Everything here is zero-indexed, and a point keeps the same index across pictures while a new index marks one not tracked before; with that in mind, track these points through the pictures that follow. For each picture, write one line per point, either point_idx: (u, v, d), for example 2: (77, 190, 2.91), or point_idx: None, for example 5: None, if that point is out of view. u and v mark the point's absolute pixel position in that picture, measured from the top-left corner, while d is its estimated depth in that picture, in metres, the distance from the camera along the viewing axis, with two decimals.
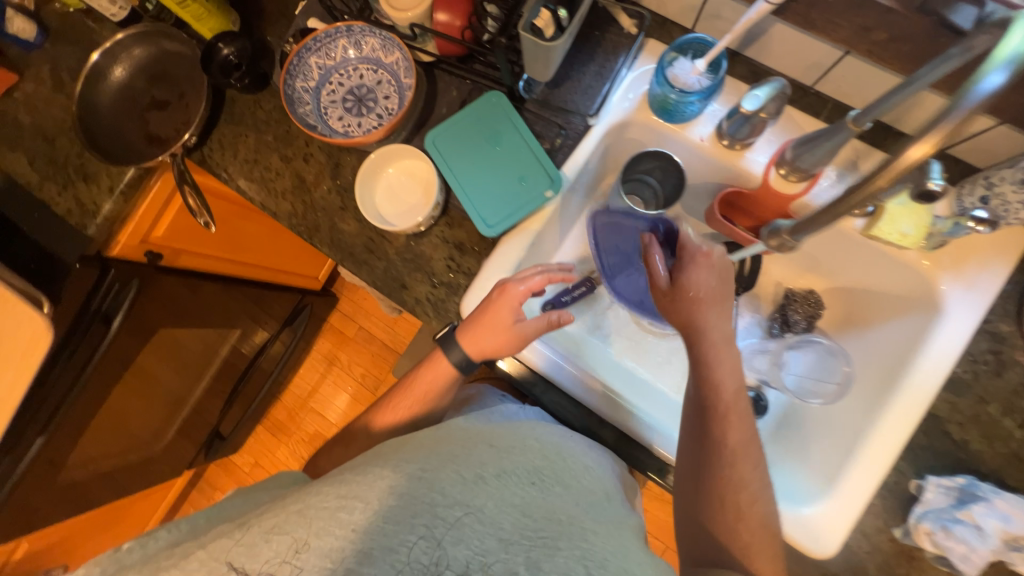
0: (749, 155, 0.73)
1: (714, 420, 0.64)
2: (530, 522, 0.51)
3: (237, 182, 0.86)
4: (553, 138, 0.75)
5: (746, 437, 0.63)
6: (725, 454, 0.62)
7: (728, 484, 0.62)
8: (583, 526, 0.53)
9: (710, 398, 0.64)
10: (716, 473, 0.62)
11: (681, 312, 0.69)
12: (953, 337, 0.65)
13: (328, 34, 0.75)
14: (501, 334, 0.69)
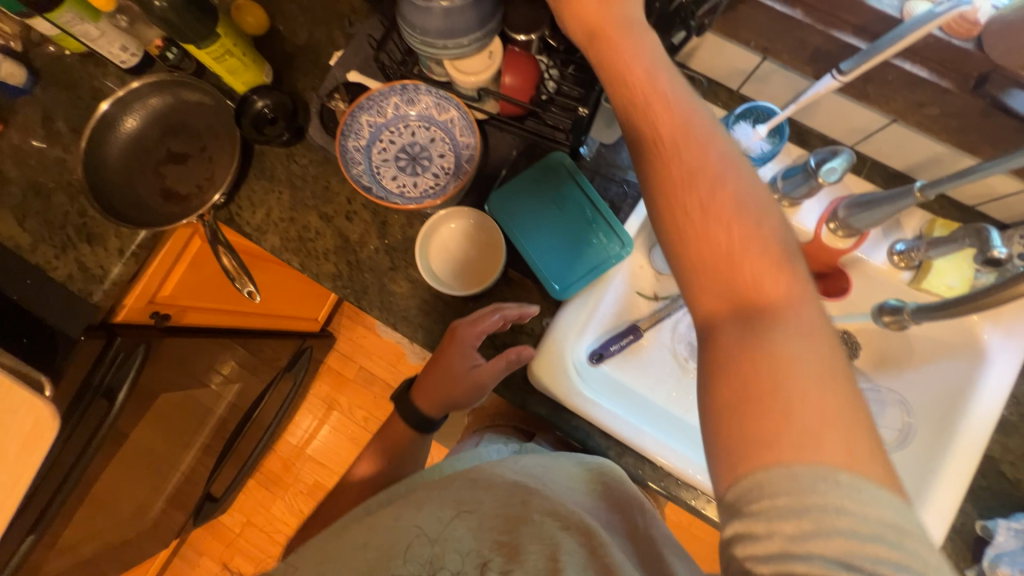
0: (799, 214, 0.76)
1: (654, 135, 0.44)
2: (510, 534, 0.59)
3: (272, 243, 0.80)
4: (617, 199, 0.76)
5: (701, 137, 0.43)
6: (686, 179, 0.42)
7: (701, 231, 0.41)
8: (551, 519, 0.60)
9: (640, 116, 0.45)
10: (682, 220, 0.42)
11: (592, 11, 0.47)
12: (1000, 383, 0.70)
13: (380, 92, 0.72)
14: (459, 378, 0.71)
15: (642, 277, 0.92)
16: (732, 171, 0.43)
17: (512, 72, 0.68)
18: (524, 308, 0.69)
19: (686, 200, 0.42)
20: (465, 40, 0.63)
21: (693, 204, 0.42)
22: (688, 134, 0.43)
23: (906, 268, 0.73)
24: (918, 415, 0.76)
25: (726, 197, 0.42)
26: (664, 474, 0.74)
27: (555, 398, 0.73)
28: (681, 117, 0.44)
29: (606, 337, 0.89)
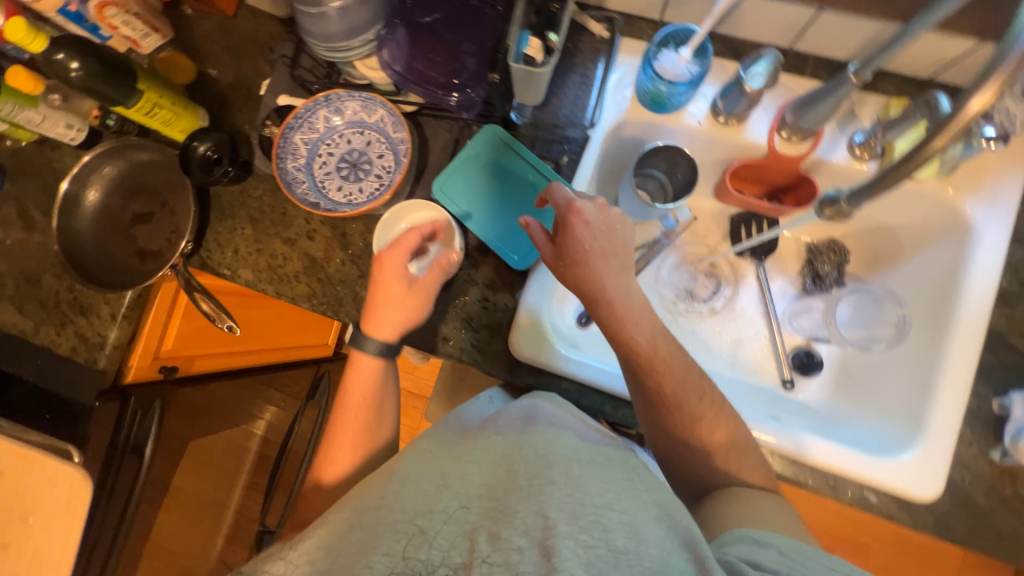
0: (749, 127, 0.73)
1: (643, 369, 0.64)
2: (491, 500, 0.51)
3: (246, 277, 0.83)
4: (558, 157, 0.76)
5: (681, 379, 0.63)
6: (665, 399, 0.64)
7: (688, 431, 0.64)
8: (546, 481, 0.50)
9: (636, 354, 0.63)
10: (666, 433, 0.66)
11: (587, 285, 0.62)
12: (990, 256, 0.67)
13: (307, 107, 0.73)
14: (395, 298, 0.68)
15: None
16: (700, 384, 0.64)
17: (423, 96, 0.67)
18: (435, 220, 0.71)
19: (669, 417, 0.65)
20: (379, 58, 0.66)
21: (673, 420, 0.64)
22: (667, 364, 0.63)
23: (870, 158, 0.70)
24: (914, 324, 0.74)
25: (704, 418, 0.64)
26: None
27: (539, 366, 0.75)
28: (659, 350, 0.63)
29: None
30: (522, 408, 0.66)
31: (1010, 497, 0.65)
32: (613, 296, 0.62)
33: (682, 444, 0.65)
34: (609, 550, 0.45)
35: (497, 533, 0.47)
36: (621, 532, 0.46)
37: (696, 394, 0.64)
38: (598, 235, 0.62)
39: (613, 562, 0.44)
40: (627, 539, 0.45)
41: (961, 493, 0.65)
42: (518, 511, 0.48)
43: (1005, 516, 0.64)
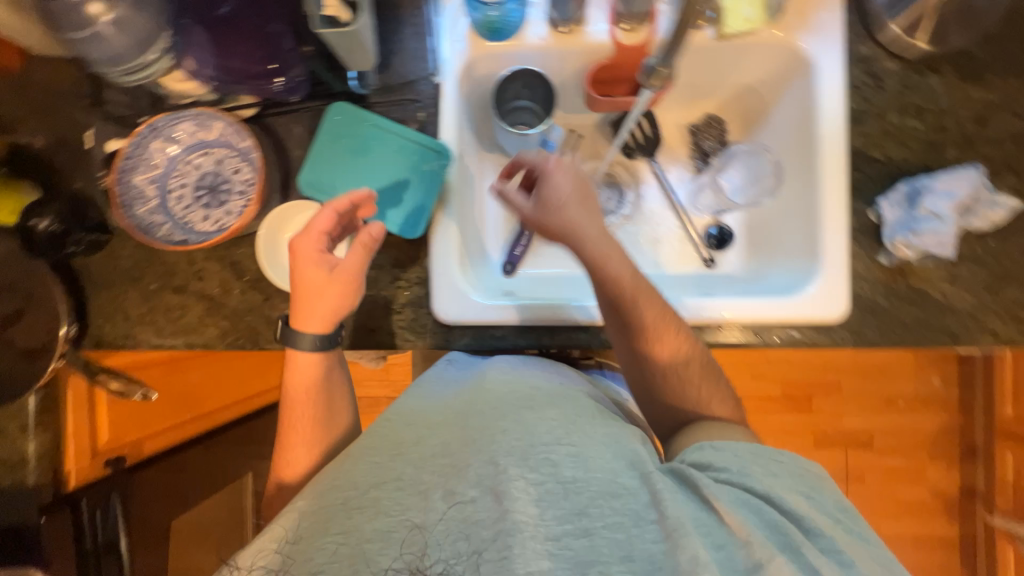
0: (589, 30, 0.74)
1: (621, 306, 0.67)
2: (445, 461, 0.55)
3: (149, 340, 0.78)
4: (416, 116, 0.74)
5: (659, 312, 0.66)
6: (637, 329, 0.67)
7: (656, 362, 0.68)
8: (499, 429, 0.57)
9: (619, 289, 0.66)
10: (637, 361, 0.69)
11: (556, 220, 0.67)
12: (832, 80, 0.71)
13: (134, 143, 0.67)
14: (321, 288, 0.64)
15: None
16: (675, 319, 0.67)
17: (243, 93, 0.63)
18: (353, 194, 0.64)
19: (637, 344, 0.68)
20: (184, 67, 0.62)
21: (649, 346, 0.67)
22: (652, 295, 0.66)
23: (707, 24, 0.73)
24: (788, 169, 0.78)
25: (680, 356, 0.68)
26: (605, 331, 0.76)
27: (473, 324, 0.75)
28: (641, 282, 0.66)
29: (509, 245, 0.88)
30: (469, 371, 0.70)
31: (905, 291, 0.71)
32: (591, 238, 0.66)
33: (661, 374, 0.69)
34: (557, 482, 0.53)
35: (452, 487, 0.53)
36: (568, 465, 0.54)
37: (671, 330, 0.67)
38: (576, 182, 0.68)
39: (563, 492, 0.52)
40: (574, 471, 0.53)
41: (864, 302, 0.72)
42: (473, 464, 0.54)
43: (905, 309, 0.71)
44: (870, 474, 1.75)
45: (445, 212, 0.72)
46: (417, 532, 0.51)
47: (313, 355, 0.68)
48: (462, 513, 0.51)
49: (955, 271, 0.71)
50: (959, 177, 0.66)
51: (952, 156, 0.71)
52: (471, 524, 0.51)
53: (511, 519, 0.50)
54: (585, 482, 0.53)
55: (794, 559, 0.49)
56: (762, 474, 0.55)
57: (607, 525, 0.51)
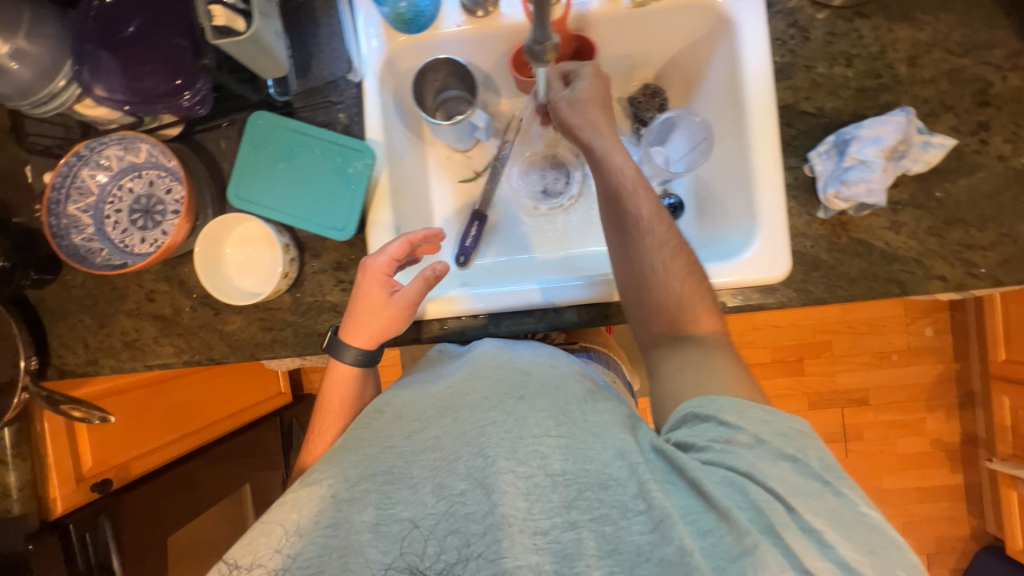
0: (505, 12, 0.73)
1: (616, 202, 0.68)
2: (425, 459, 0.56)
3: (110, 365, 0.79)
4: (338, 118, 0.74)
5: (655, 207, 0.68)
6: (635, 228, 0.68)
7: (648, 271, 0.67)
8: (488, 421, 0.56)
9: (622, 179, 0.68)
10: (629, 275, 0.68)
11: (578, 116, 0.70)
12: (755, 37, 0.70)
13: (62, 173, 0.68)
14: (380, 306, 0.69)
15: (455, 166, 0.94)
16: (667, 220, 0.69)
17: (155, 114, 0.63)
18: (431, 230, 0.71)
19: (635, 248, 0.68)
20: (98, 96, 0.61)
21: (642, 250, 0.67)
22: (645, 191, 0.68)
23: None
24: (725, 131, 0.78)
25: (670, 254, 0.67)
26: (551, 314, 0.76)
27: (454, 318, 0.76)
28: (635, 177, 0.68)
29: (459, 237, 0.91)
30: (459, 359, 0.68)
31: (847, 243, 0.70)
32: (602, 131, 0.69)
33: (659, 284, 0.67)
34: (546, 475, 0.52)
35: (442, 483, 0.53)
36: (557, 456, 0.53)
37: (665, 225, 0.68)
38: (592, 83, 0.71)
39: (550, 484, 0.52)
40: (562, 462, 0.53)
41: (807, 260, 0.71)
42: (462, 456, 0.54)
43: (849, 261, 0.70)
44: (867, 430, 1.73)
45: (382, 209, 0.72)
46: (412, 528, 0.52)
47: (354, 369, 0.72)
48: (449, 506, 0.52)
49: (896, 218, 0.69)
50: (886, 121, 0.64)
51: (885, 101, 0.70)
52: (458, 517, 0.52)
53: (496, 512, 0.50)
54: (572, 474, 0.52)
55: (777, 543, 0.46)
56: (749, 444, 0.52)
57: (592, 517, 0.50)
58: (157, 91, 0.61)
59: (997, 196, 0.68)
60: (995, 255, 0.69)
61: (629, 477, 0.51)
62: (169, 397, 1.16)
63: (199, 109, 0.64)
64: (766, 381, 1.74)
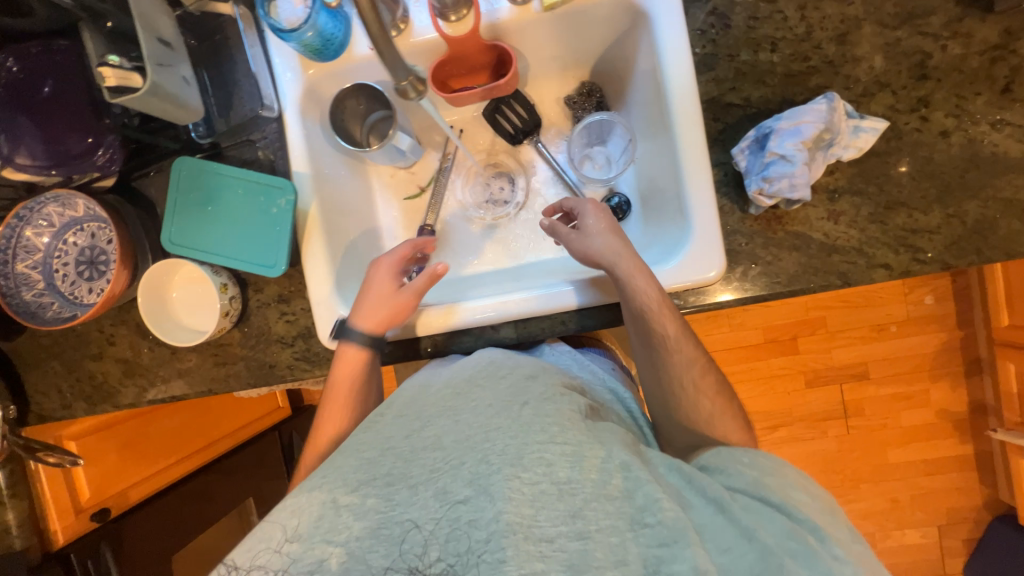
0: (415, 29, 0.72)
1: (639, 326, 0.66)
2: (423, 460, 0.50)
3: (82, 407, 0.84)
4: (262, 155, 0.74)
5: (681, 325, 0.65)
6: (662, 352, 0.65)
7: (679, 393, 0.65)
8: (492, 427, 0.51)
9: (647, 303, 0.64)
10: (659, 394, 0.68)
11: (591, 245, 0.69)
12: (673, 27, 0.67)
13: (6, 235, 0.71)
14: (394, 299, 0.70)
15: (403, 182, 0.90)
16: (689, 334, 0.66)
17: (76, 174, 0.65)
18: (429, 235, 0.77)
19: (665, 372, 0.66)
20: (18, 162, 0.62)
21: (673, 373, 0.65)
22: (670, 311, 0.64)
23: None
24: (658, 129, 0.75)
25: (695, 365, 0.65)
26: (490, 331, 0.76)
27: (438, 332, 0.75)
28: (659, 296, 0.64)
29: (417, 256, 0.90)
30: (452, 366, 0.64)
31: (785, 236, 0.68)
32: (622, 253, 0.66)
33: (685, 401, 0.65)
34: (552, 482, 0.47)
35: (444, 488, 0.48)
36: (563, 463, 0.48)
37: (690, 344, 0.65)
38: (598, 213, 0.71)
39: (557, 492, 0.47)
40: (569, 470, 0.48)
41: (745, 258, 0.69)
42: (466, 461, 0.49)
43: (788, 255, 0.68)
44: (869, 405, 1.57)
45: (315, 241, 0.73)
46: (414, 530, 0.47)
47: (359, 369, 0.70)
48: (452, 513, 0.47)
49: (834, 206, 0.66)
50: (807, 111, 0.61)
51: (815, 85, 0.66)
52: (463, 524, 0.46)
53: (500, 520, 0.45)
54: (579, 482, 0.47)
55: (803, 564, 0.44)
56: (779, 484, 0.51)
57: (601, 531, 0.45)
58: (71, 152, 0.64)
59: (941, 174, 0.65)
60: (942, 238, 0.65)
61: (644, 485, 0.47)
62: (167, 420, 1.20)
63: (111, 168, 0.65)
64: (761, 361, 1.58)
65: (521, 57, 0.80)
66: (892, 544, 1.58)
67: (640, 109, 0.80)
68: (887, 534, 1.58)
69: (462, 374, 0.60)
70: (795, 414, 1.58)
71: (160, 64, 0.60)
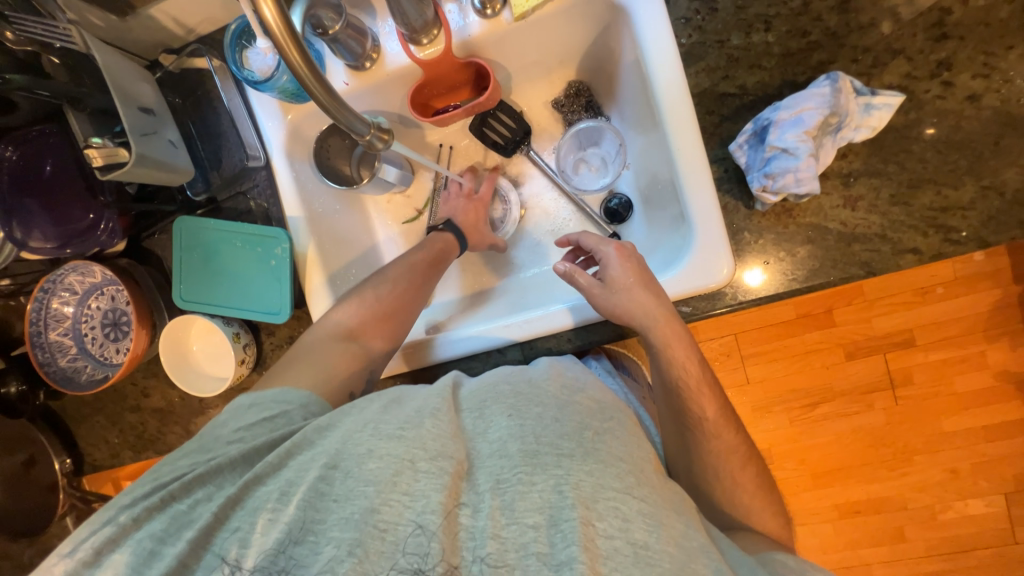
0: (388, 56, 0.70)
1: (679, 392, 0.63)
2: (489, 464, 0.47)
3: (129, 456, 0.89)
4: (255, 204, 0.75)
5: (720, 405, 0.63)
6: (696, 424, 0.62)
7: (709, 469, 0.62)
8: (564, 452, 0.47)
9: (682, 377, 0.62)
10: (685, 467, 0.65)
11: (627, 300, 0.63)
12: (654, 19, 0.62)
13: (35, 309, 0.75)
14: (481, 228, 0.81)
15: (398, 208, 0.88)
16: (723, 404, 0.63)
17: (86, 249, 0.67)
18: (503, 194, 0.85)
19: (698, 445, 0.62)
20: (31, 246, 0.65)
21: (709, 447, 0.62)
22: (708, 388, 0.62)
23: (500, 8, 0.68)
24: (652, 126, 0.71)
25: (730, 448, 0.62)
26: (496, 355, 0.75)
27: (452, 359, 0.74)
28: (699, 371, 0.62)
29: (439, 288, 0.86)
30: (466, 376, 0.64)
31: (797, 229, 0.63)
32: (662, 317, 0.62)
33: (722, 483, 0.62)
34: (628, 542, 0.43)
35: (512, 505, 0.44)
36: (641, 525, 0.44)
37: (729, 429, 0.62)
38: (631, 262, 0.65)
39: (633, 557, 0.43)
40: (647, 534, 0.44)
41: (755, 256, 0.65)
42: (539, 480, 0.45)
43: (803, 248, 0.63)
44: (919, 373, 1.20)
45: (316, 278, 0.74)
46: (485, 540, 0.42)
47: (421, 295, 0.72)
48: (522, 537, 0.43)
49: (851, 191, 0.61)
50: (806, 97, 0.57)
51: (817, 61, 0.61)
52: (530, 548, 0.42)
53: (573, 568, 0.41)
54: (658, 553, 0.43)
55: None
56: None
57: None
58: (80, 226, 0.66)
59: (970, 143, 0.58)
60: (977, 214, 0.59)
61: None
62: None
63: (115, 240, 0.68)
64: (791, 339, 1.21)
65: (500, 67, 0.77)
66: (954, 518, 1.25)
67: (630, 108, 0.76)
68: (945, 508, 1.24)
69: (525, 375, 0.57)
70: (833, 390, 1.24)
71: (144, 133, 0.61)
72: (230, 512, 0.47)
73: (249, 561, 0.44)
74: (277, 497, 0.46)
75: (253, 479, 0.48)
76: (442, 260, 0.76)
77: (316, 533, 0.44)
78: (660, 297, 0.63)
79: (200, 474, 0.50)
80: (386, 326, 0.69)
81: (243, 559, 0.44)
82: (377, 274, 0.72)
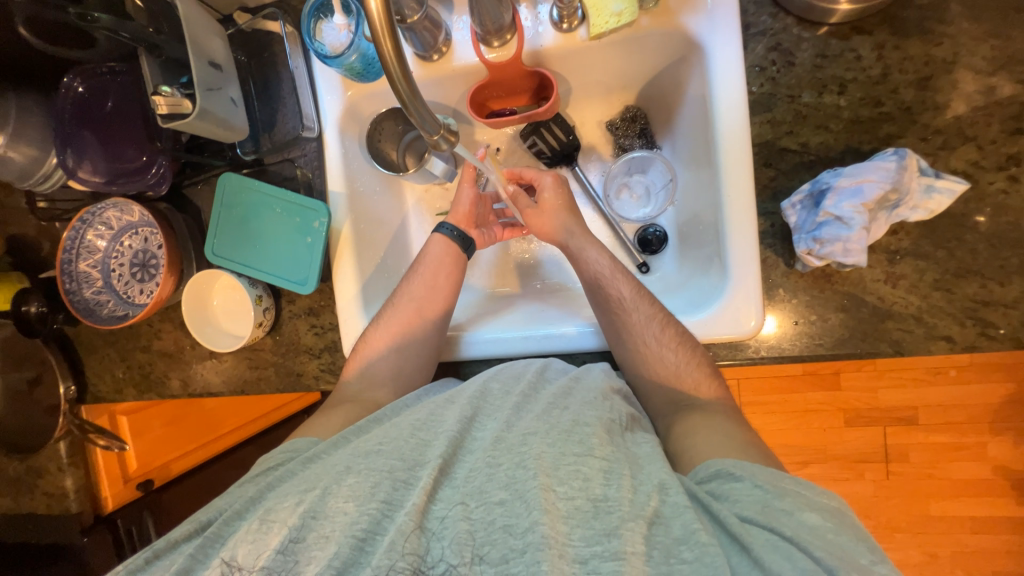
0: (457, 52, 0.71)
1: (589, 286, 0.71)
2: (466, 460, 0.50)
3: (132, 394, 0.90)
4: (298, 174, 0.76)
5: (637, 287, 0.68)
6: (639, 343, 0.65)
7: (641, 368, 0.66)
8: (530, 431, 0.51)
9: (597, 270, 0.70)
10: None
11: (546, 216, 0.75)
12: (731, 63, 0.62)
13: (71, 237, 0.76)
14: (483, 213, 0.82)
15: (434, 197, 0.86)
16: (643, 293, 0.68)
17: (133, 187, 0.68)
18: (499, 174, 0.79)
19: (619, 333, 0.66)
20: (80, 176, 0.66)
21: (633, 334, 0.65)
22: (620, 275, 0.69)
23: (578, 25, 0.68)
24: (699, 159, 0.72)
25: (668, 342, 0.65)
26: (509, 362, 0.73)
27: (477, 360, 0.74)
28: (609, 264, 0.70)
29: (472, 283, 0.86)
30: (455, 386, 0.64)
31: (832, 295, 0.62)
32: (574, 230, 0.73)
33: (652, 356, 0.65)
34: (588, 498, 0.45)
35: (479, 488, 0.46)
36: (598, 479, 0.46)
37: (650, 307, 0.66)
38: (557, 185, 0.76)
39: (592, 510, 0.44)
40: (605, 487, 0.46)
41: (785, 312, 0.64)
42: (505, 460, 0.48)
43: (834, 316, 0.62)
44: (916, 453, 1.18)
45: (346, 259, 0.74)
46: (458, 523, 0.44)
47: (437, 312, 0.73)
48: (487, 516, 0.44)
49: (894, 269, 0.60)
50: (870, 169, 0.57)
51: (884, 133, 0.60)
52: (497, 528, 0.43)
53: (534, 531, 0.42)
54: (616, 501, 0.45)
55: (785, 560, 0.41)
56: (788, 509, 0.45)
57: (635, 555, 0.41)
58: (130, 166, 0.67)
59: None
60: (1018, 314, 0.58)
61: (685, 512, 0.45)
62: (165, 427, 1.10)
63: (162, 185, 0.69)
64: (795, 395, 1.20)
65: (564, 81, 0.77)
66: None
67: (683, 146, 0.77)
68: None
69: (511, 373, 0.62)
70: (826, 454, 1.21)
71: (210, 87, 0.62)
72: (208, 551, 0.49)
73: (245, 568, 0.45)
74: (256, 527, 0.47)
75: (233, 515, 0.50)
76: (454, 267, 0.76)
77: (297, 551, 0.44)
78: (573, 213, 0.75)
79: (189, 525, 0.51)
80: (403, 347, 0.71)
81: (235, 565, 0.45)
82: (402, 292, 0.75)
